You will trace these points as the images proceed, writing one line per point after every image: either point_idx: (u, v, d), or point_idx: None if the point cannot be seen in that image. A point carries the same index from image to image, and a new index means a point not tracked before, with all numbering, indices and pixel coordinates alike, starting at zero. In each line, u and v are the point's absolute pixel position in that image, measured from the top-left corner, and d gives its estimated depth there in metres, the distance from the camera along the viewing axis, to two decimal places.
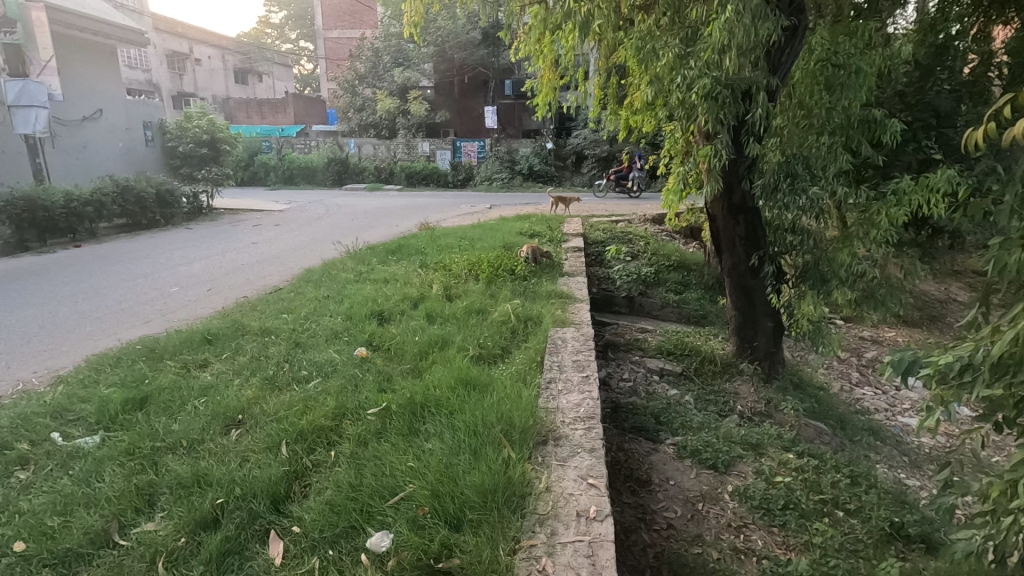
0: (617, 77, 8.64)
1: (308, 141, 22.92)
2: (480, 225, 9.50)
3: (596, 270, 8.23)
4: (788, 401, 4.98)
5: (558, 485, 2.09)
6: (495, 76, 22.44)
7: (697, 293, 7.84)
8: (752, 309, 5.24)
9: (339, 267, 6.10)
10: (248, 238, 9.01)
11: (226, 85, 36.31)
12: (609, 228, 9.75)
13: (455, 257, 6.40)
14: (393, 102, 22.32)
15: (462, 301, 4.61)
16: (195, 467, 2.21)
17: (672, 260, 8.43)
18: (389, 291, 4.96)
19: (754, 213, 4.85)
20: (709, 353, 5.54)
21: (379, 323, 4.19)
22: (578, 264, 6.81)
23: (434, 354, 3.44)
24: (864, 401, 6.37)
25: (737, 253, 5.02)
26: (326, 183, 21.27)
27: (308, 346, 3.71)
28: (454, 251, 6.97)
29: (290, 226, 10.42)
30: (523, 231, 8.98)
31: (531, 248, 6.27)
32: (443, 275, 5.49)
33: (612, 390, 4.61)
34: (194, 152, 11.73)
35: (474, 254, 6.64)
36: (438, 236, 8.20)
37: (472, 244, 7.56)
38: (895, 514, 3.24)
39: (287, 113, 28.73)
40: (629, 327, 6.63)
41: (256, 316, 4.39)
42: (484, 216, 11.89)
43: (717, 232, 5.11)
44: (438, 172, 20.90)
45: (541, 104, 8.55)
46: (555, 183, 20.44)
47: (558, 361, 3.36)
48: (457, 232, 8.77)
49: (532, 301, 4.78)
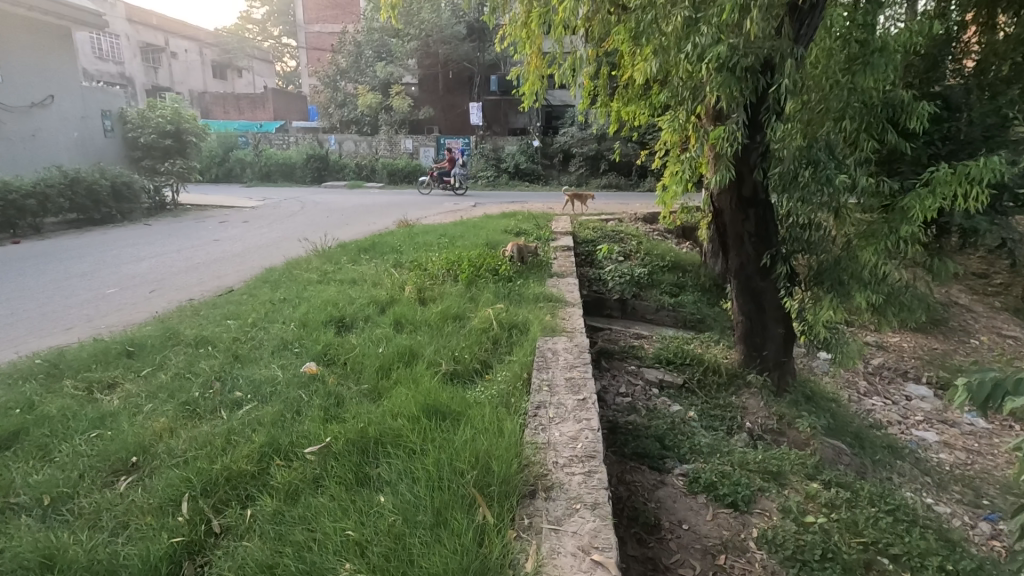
0: (608, 65, 8.09)
1: (286, 136, 22.11)
2: (462, 222, 8.91)
3: (586, 270, 7.68)
4: (803, 417, 4.47)
5: (552, 564, 1.52)
6: (480, 72, 21.86)
7: (694, 297, 7.34)
8: (761, 314, 4.70)
9: (303, 266, 5.47)
10: (210, 235, 8.32)
11: (203, 80, 35.21)
12: (599, 226, 9.22)
13: (432, 256, 5.81)
14: (374, 97, 21.62)
15: (436, 305, 4.03)
16: (48, 542, 1.63)
17: (667, 261, 7.92)
18: (354, 294, 4.35)
19: (765, 207, 4.32)
20: (712, 363, 5.01)
21: (340, 332, 3.60)
22: (568, 265, 6.24)
23: (398, 370, 2.85)
24: (876, 413, 5.90)
25: (745, 251, 4.48)
26: (305, 180, 20.50)
27: (249, 360, 3.10)
28: (432, 250, 6.38)
29: (259, 222, 9.73)
30: (509, 229, 8.40)
31: (517, 245, 5.70)
32: (418, 276, 4.90)
33: (608, 406, 4.05)
34: (156, 143, 10.95)
35: (455, 253, 6.06)
36: (416, 234, 7.59)
37: (452, 243, 6.97)
38: (949, 562, 2.72)
39: (266, 108, 27.85)
40: (623, 333, 6.09)
41: (193, 323, 3.76)
42: (467, 213, 11.30)
43: (722, 229, 4.55)
44: (421, 169, 20.24)
45: (529, 94, 7.90)
46: (542, 182, 19.93)
47: (548, 379, 2.78)
48: (437, 229, 8.17)
49: (517, 305, 4.21)
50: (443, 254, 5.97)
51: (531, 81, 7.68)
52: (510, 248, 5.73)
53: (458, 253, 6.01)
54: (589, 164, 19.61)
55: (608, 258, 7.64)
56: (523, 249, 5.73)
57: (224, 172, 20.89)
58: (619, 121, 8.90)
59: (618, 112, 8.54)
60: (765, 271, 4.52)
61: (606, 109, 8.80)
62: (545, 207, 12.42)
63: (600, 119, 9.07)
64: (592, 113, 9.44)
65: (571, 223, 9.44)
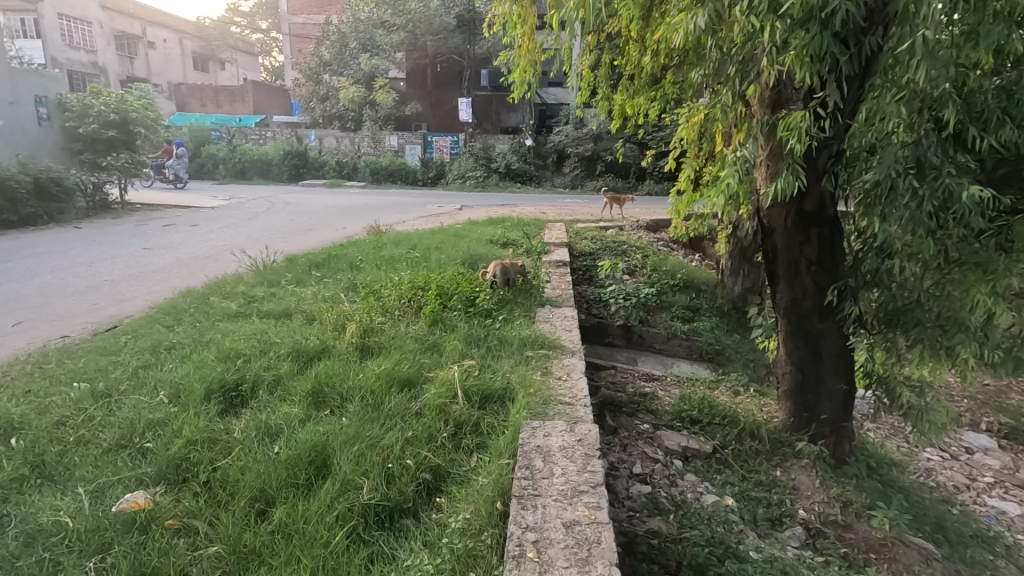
0: (610, 52, 6.98)
1: (264, 132, 20.83)
2: (442, 230, 7.76)
3: (584, 289, 6.59)
4: (874, 505, 3.37)
5: None
6: (470, 67, 20.69)
7: (710, 323, 6.26)
8: (816, 366, 3.60)
9: (228, 288, 4.30)
10: (144, 241, 7.11)
11: (184, 72, 33.74)
12: (597, 235, 8.12)
13: (393, 277, 4.67)
14: (357, 91, 20.38)
15: (380, 360, 2.88)
16: None
17: (678, 278, 6.80)
18: (273, 338, 3.19)
19: (832, 226, 3.23)
20: (749, 424, 3.89)
21: (231, 410, 2.44)
22: (564, 288, 5.12)
23: (285, 507, 1.74)
24: (938, 475, 4.80)
25: (801, 284, 3.38)
26: (282, 178, 19.20)
27: (60, 471, 1.96)
28: (395, 267, 5.22)
29: (211, 226, 8.54)
30: (494, 239, 7.27)
31: (502, 265, 4.61)
32: (368, 308, 3.75)
33: (619, 500, 2.93)
34: (99, 135, 9.67)
35: (424, 272, 4.94)
36: (383, 245, 6.43)
37: (425, 257, 5.84)
38: None
39: (246, 102, 26.51)
40: (630, 373, 4.98)
41: (20, 387, 2.60)
42: (450, 219, 10.13)
43: (770, 254, 3.45)
44: (407, 168, 19.06)
45: (520, 82, 6.65)
46: (535, 183, 18.79)
47: (537, 529, 1.66)
48: (410, 238, 7.01)
49: (496, 359, 3.07)
50: (410, 274, 4.84)
51: (523, 68, 6.45)
52: (492, 268, 4.61)
53: (428, 273, 4.89)
54: (585, 165, 18.51)
55: (610, 275, 6.54)
56: (509, 269, 4.64)
57: (196, 168, 19.51)
58: (624, 118, 7.70)
59: (623, 106, 7.33)
60: (826, 310, 3.43)
61: (608, 102, 7.61)
62: (537, 212, 11.31)
63: (602, 115, 7.88)
64: (590, 108, 8.24)
65: (566, 231, 8.34)
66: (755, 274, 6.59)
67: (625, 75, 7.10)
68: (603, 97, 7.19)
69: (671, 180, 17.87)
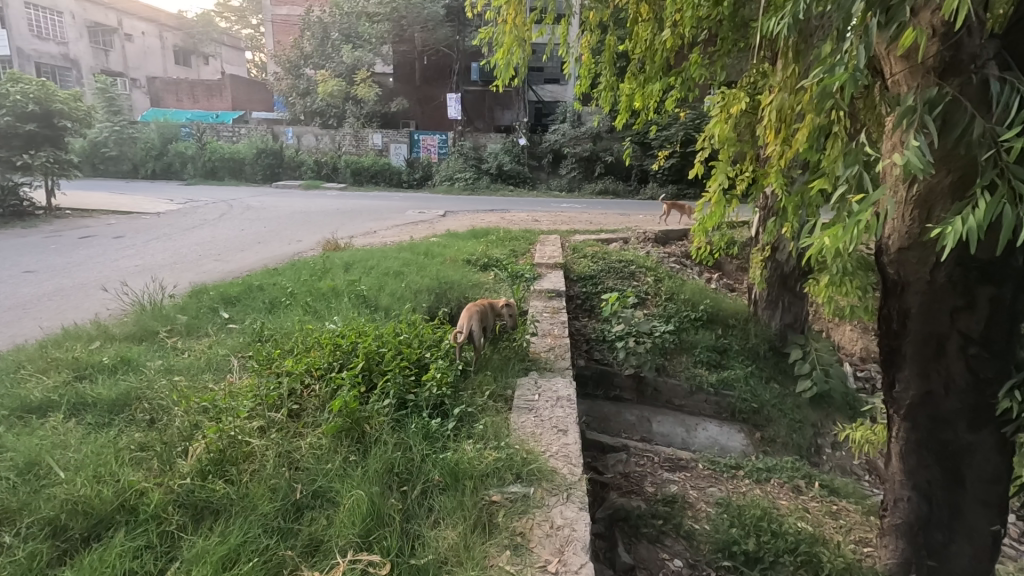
0: (615, 31, 5.66)
1: (237, 128, 19.37)
2: (410, 246, 6.41)
3: (583, 326, 5.28)
4: None
5: None
6: (460, 60, 19.34)
7: (743, 371, 4.94)
8: (956, 497, 2.25)
9: (67, 351, 2.93)
10: (38, 260, 5.73)
11: (163, 65, 32.20)
12: (599, 252, 6.77)
13: (316, 330, 3.32)
14: (338, 85, 18.95)
15: (205, 552, 1.58)
16: None
17: (700, 310, 5.47)
18: (46, 476, 1.87)
19: (1018, 284, 1.87)
20: (837, 569, 2.54)
21: None
22: (556, 338, 3.79)
23: None
24: None
25: (945, 372, 2.05)
26: (256, 179, 17.77)
27: None
28: (330, 308, 3.88)
29: (138, 238, 7.14)
30: (473, 258, 5.92)
31: (477, 313, 3.10)
32: (247, 397, 2.41)
33: None
34: (15, 129, 8.17)
35: (364, 321, 3.60)
36: (329, 270, 5.08)
37: (377, 291, 4.49)
38: None
39: (224, 97, 24.99)
40: (648, 455, 3.65)
41: None
42: (428, 229, 8.77)
43: (893, 322, 2.14)
44: (390, 168, 17.67)
45: (503, 65, 5.28)
46: (529, 186, 17.44)
47: None
48: (367, 259, 5.66)
49: (431, 529, 1.78)
50: (344, 322, 3.50)
51: (507, 47, 5.09)
52: (467, 320, 3.01)
53: (368, 322, 3.56)
54: (583, 166, 17.18)
55: (616, 308, 5.22)
56: (486, 317, 3.24)
57: (162, 167, 17.92)
58: (631, 112, 6.33)
59: (631, 97, 5.98)
60: (982, 415, 2.07)
61: (612, 91, 6.27)
62: (529, 221, 9.97)
63: (605, 108, 6.56)
64: (590, 100, 6.88)
65: (561, 247, 7.00)
66: (799, 306, 5.23)
67: (634, 58, 5.74)
68: (606, 86, 5.87)
69: (674, 182, 16.60)
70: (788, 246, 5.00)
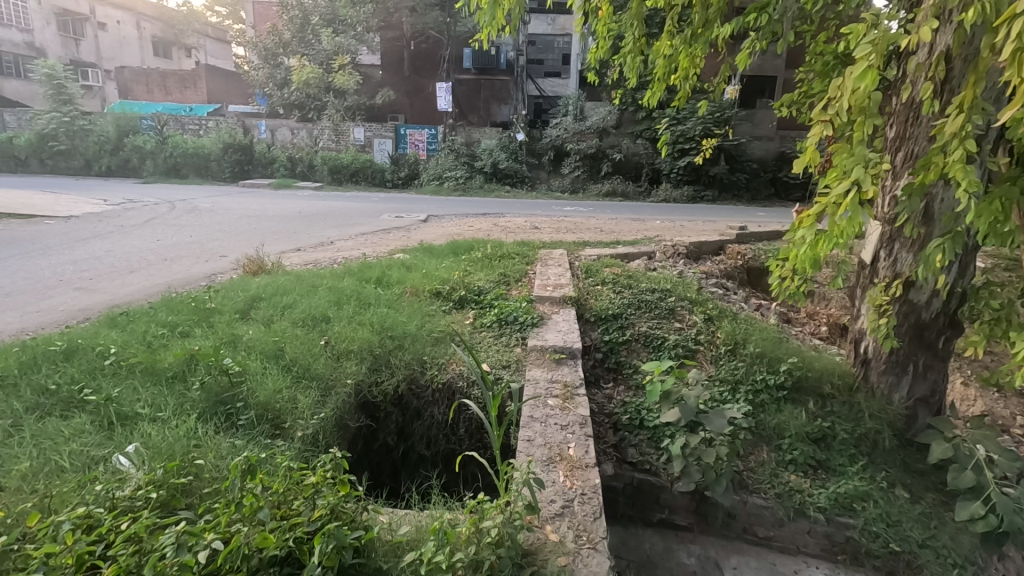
0: None
1: (204, 120, 17.43)
2: (359, 269, 4.60)
3: (609, 397, 3.50)
4: None
5: None
6: (451, 46, 17.54)
7: (864, 479, 3.10)
8: None
9: None
10: None
11: (139, 55, 30.22)
12: (622, 274, 4.98)
13: (33, 530, 1.51)
14: (313, 72, 17.10)
15: None
16: None
17: (784, 376, 3.63)
18: None
19: None
20: None
21: None
22: (575, 480, 2.02)
23: None
24: None
25: None
26: (223, 177, 15.89)
27: None
28: (149, 425, 2.06)
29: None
30: (444, 288, 4.09)
31: None
32: None
33: None
34: None
35: (178, 472, 1.77)
36: (211, 317, 3.24)
37: (266, 365, 2.67)
38: None
39: (199, 89, 23.18)
40: None
41: None
42: (398, 240, 6.94)
43: None
44: (373, 166, 15.78)
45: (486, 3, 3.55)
46: (527, 186, 15.58)
47: None
48: (283, 291, 3.84)
49: None
50: (121, 486, 1.64)
51: None
52: None
53: (185, 480, 1.72)
54: (588, 164, 15.32)
55: (670, 387, 2.98)
56: None
57: (117, 163, 15.99)
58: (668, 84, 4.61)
59: (673, 56, 4.26)
60: None
61: (641, 55, 4.54)
62: (527, 228, 8.16)
63: (630, 79, 4.81)
64: (609, 70, 5.11)
65: (569, 268, 5.17)
66: (938, 370, 3.39)
67: (676, 2, 4.03)
68: (640, 37, 4.17)
69: (690, 184, 14.87)
70: (930, 279, 3.18)
